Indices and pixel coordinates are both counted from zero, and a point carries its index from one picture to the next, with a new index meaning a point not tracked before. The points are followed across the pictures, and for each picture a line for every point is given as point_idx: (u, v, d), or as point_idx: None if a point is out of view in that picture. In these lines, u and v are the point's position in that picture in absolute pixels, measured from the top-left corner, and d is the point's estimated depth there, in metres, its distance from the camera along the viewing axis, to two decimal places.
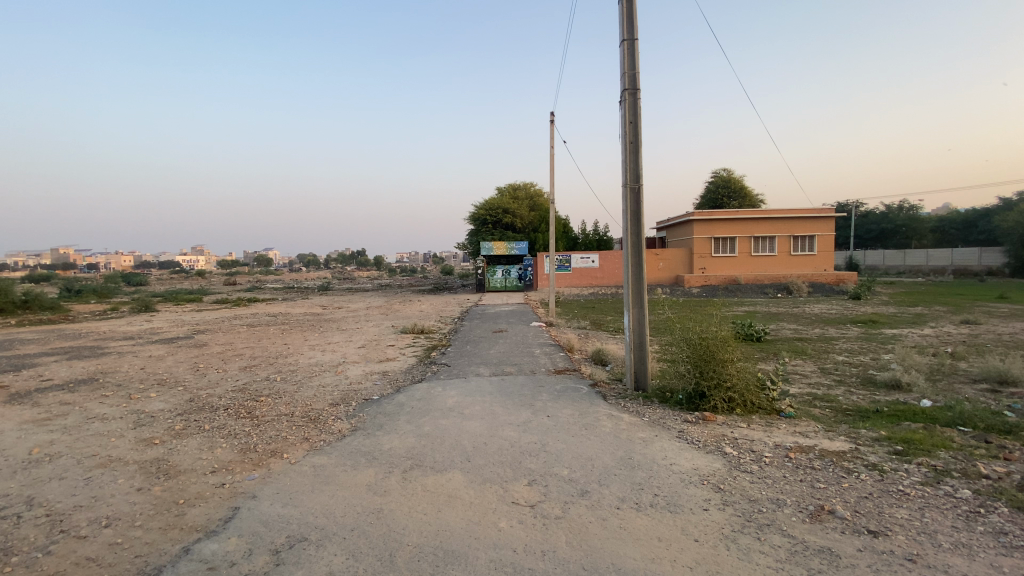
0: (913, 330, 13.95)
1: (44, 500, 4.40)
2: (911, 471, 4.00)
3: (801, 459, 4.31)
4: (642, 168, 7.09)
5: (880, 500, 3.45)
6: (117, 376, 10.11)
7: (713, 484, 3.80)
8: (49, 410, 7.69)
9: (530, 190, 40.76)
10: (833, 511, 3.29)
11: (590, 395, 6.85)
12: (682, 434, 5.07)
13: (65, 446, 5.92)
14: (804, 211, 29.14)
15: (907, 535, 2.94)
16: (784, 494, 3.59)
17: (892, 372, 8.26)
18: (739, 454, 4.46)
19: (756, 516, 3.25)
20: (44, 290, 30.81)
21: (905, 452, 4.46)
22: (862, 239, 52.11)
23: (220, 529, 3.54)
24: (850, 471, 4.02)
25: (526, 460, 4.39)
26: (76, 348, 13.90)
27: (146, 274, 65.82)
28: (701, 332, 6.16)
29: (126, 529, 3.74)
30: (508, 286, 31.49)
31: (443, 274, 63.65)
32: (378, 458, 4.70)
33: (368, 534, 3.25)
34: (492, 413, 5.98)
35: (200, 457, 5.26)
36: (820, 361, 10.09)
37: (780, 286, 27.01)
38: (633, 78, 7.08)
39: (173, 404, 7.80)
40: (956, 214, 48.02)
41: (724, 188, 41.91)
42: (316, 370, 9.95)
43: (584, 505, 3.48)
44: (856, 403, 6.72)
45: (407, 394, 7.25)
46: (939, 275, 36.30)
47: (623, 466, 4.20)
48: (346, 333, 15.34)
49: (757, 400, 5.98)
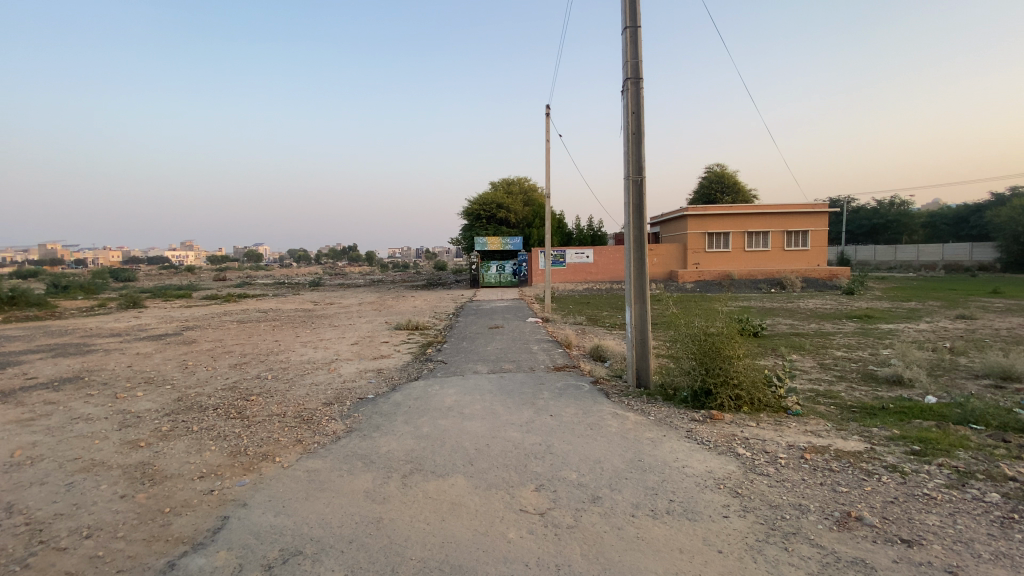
0: (911, 325, 13.88)
1: (22, 507, 4.14)
2: (934, 473, 3.85)
3: (818, 460, 4.15)
4: (644, 159, 6.88)
5: (907, 505, 3.31)
6: (103, 375, 9.79)
7: (730, 487, 3.63)
8: (32, 410, 7.38)
9: (524, 185, 40.46)
10: (860, 518, 3.14)
11: (592, 393, 6.65)
12: (690, 434, 4.90)
13: (48, 448, 5.66)
14: (799, 207, 29.10)
15: (942, 544, 2.81)
16: (807, 499, 3.42)
17: (894, 368, 8.15)
18: (752, 455, 4.28)
19: (780, 523, 3.08)
20: (30, 286, 30.14)
21: (923, 452, 4.33)
22: (854, 236, 52.52)
23: (208, 542, 3.31)
24: (871, 473, 3.87)
25: (532, 463, 4.20)
26: (61, 345, 13.54)
27: (134, 271, 65.07)
28: (706, 328, 5.96)
29: (107, 541, 3.49)
30: (502, 282, 31.26)
31: (435, 271, 63.36)
32: (375, 463, 4.47)
33: (368, 547, 3.04)
34: (493, 413, 5.78)
35: (187, 461, 5.02)
36: (819, 356, 9.98)
37: (774, 283, 27.03)
38: (636, 66, 6.87)
39: (161, 404, 7.51)
40: (947, 210, 48.42)
41: (717, 184, 41.94)
42: (308, 368, 9.67)
43: (596, 513, 3.29)
44: (860, 400, 6.60)
45: (403, 394, 7.00)
46: (931, 270, 36.58)
47: (634, 469, 4.01)
48: (338, 329, 15.08)
49: (765, 398, 5.80)
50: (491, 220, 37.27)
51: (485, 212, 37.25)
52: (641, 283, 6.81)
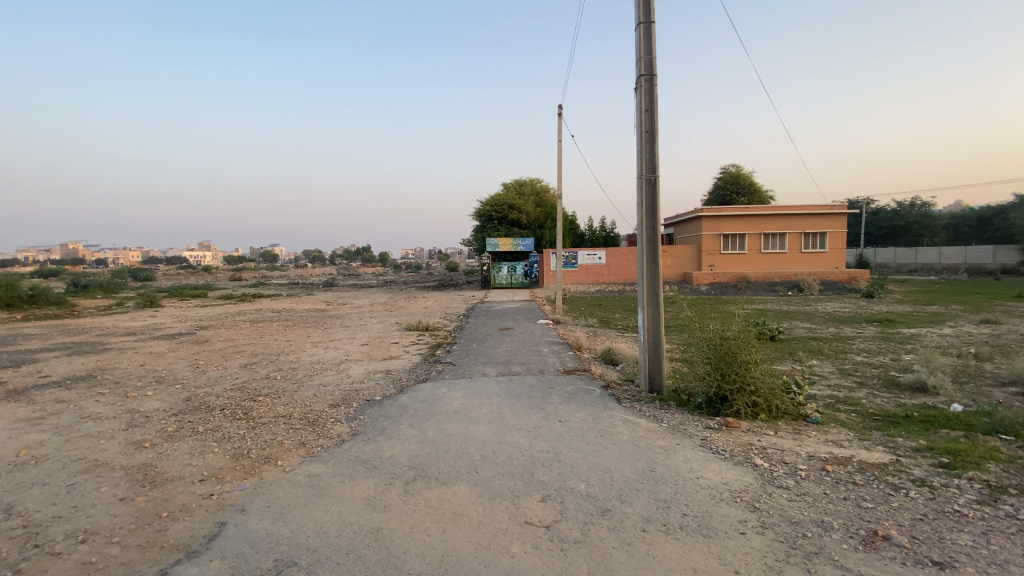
0: (933, 329, 13.47)
1: (22, 509, 4.08)
2: (964, 488, 3.62)
3: (840, 472, 3.94)
4: (658, 157, 6.69)
5: (938, 523, 3.10)
6: (115, 373, 9.81)
7: (747, 501, 3.44)
8: (42, 409, 7.37)
9: (536, 186, 40.30)
10: (888, 537, 2.93)
11: (603, 398, 6.47)
12: (705, 443, 4.71)
13: (55, 447, 5.63)
14: (817, 208, 28.54)
15: (977, 568, 2.61)
16: (829, 515, 3.22)
17: (917, 374, 7.85)
18: (770, 466, 4.08)
19: (802, 542, 2.90)
20: (52, 285, 30.79)
21: (952, 465, 4.09)
22: (873, 237, 51.55)
23: (202, 550, 3.21)
24: (897, 488, 3.65)
25: (539, 472, 4.04)
26: (78, 343, 13.66)
27: (154, 271, 66.13)
28: (722, 331, 5.74)
29: (102, 546, 3.41)
30: (514, 282, 31.10)
31: (448, 271, 63.25)
32: (378, 468, 4.35)
33: (364, 560, 2.90)
34: (501, 417, 5.63)
35: (190, 463, 4.94)
36: (838, 361, 9.70)
37: (791, 285, 26.55)
38: (650, 63, 6.69)
39: (170, 404, 7.47)
40: (969, 211, 47.32)
41: (733, 184, 41.36)
42: (317, 368, 9.59)
43: (605, 527, 3.13)
44: (883, 407, 6.34)
45: (411, 396, 6.89)
46: (952, 273, 35.72)
47: (646, 480, 3.84)
48: (349, 330, 15.05)
49: (783, 405, 5.58)
50: (503, 220, 37.19)
51: (497, 213, 37.20)
52: (654, 285, 6.61)
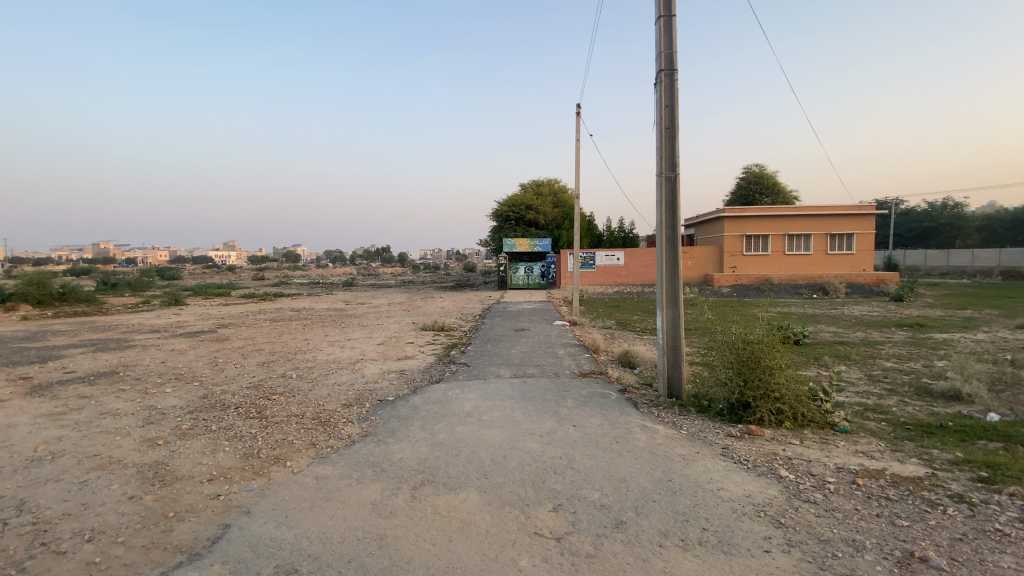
0: (967, 334, 12.94)
1: (34, 505, 4.09)
2: (1005, 504, 3.37)
3: (872, 487, 3.70)
4: (678, 156, 6.49)
5: (979, 543, 2.87)
6: (137, 370, 9.95)
7: (771, 516, 3.25)
8: (65, 404, 7.47)
9: (554, 186, 40.08)
10: (925, 559, 2.71)
11: (620, 403, 6.27)
12: (726, 451, 4.50)
13: (71, 443, 5.66)
14: (843, 209, 27.78)
15: None
16: (860, 533, 3.01)
17: (951, 381, 7.50)
18: (796, 478, 3.86)
19: (831, 562, 2.71)
20: (83, 283, 31.57)
21: (992, 479, 3.82)
22: (902, 239, 50.30)
23: (204, 553, 3.13)
24: (934, 504, 3.40)
25: (552, 480, 3.89)
26: (103, 340, 13.93)
27: (179, 270, 67.65)
28: (745, 336, 5.52)
29: (107, 546, 3.36)
30: (531, 283, 30.93)
31: (467, 271, 63.58)
32: (386, 472, 4.25)
33: (367, 569, 2.79)
34: (513, 421, 5.49)
35: (200, 462, 4.91)
36: (866, 366, 9.36)
37: (816, 287, 25.88)
38: (670, 57, 6.48)
39: (187, 401, 7.51)
40: (1005, 213, 45.77)
41: (756, 184, 40.61)
42: (332, 367, 9.58)
43: (619, 541, 2.97)
44: (914, 416, 6.06)
45: (424, 397, 6.80)
46: (985, 275, 34.65)
47: (663, 490, 3.66)
48: (366, 329, 15.07)
49: (809, 413, 5.33)
50: (520, 220, 37.04)
51: (515, 213, 37.03)
52: (674, 285, 6.39)
